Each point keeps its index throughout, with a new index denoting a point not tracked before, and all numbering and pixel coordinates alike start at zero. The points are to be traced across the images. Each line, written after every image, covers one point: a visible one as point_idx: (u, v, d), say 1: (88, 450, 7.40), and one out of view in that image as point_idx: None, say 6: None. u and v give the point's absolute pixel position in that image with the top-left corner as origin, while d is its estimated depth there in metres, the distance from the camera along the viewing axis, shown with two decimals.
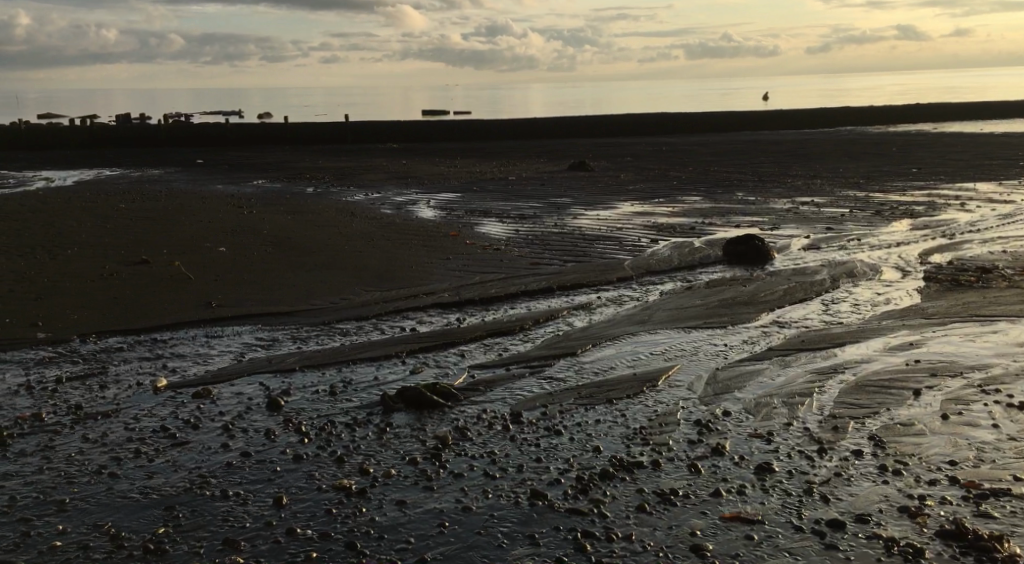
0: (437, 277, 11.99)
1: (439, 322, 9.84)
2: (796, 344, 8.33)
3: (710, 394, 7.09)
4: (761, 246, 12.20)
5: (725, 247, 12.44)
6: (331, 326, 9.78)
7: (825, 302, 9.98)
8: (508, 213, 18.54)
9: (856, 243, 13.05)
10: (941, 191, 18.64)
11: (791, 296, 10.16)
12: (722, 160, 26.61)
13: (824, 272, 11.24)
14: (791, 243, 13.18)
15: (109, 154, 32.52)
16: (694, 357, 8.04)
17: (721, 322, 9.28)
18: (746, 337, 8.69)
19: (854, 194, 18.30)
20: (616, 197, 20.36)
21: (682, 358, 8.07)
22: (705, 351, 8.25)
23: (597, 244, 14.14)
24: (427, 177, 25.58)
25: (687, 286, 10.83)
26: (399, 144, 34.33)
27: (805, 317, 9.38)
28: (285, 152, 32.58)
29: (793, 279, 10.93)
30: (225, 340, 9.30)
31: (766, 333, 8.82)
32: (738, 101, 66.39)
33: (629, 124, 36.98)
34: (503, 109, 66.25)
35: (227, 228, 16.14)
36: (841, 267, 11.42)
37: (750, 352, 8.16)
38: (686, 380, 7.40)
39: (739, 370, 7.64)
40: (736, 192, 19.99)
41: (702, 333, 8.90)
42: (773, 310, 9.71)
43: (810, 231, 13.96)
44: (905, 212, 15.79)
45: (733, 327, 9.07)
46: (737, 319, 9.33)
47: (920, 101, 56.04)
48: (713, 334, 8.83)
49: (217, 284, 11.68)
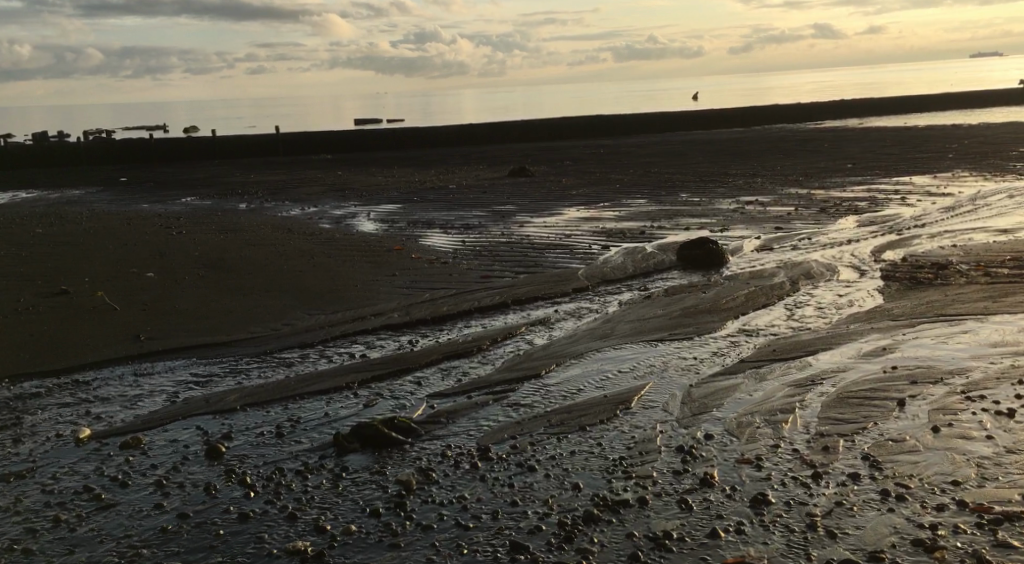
0: (385, 295, 11.42)
1: (390, 345, 9.31)
2: (770, 354, 7.61)
3: (688, 414, 6.49)
4: (716, 250, 11.75)
5: (679, 251, 11.97)
6: (272, 356, 9.29)
7: (789, 305, 9.32)
8: (450, 223, 18.02)
9: (808, 242, 12.60)
10: (883, 186, 18.44)
11: (753, 302, 9.45)
12: (662, 161, 26.30)
13: (782, 273, 10.57)
14: (743, 244, 12.64)
15: (31, 175, 31.40)
16: (664, 372, 7.39)
17: (687, 331, 8.58)
18: (714, 349, 7.93)
19: (797, 192, 18.02)
20: (558, 203, 19.94)
21: (652, 373, 7.41)
22: (676, 365, 7.55)
23: (546, 253, 13.64)
24: (363, 189, 24.97)
25: (645, 295, 10.20)
26: (334, 155, 33.62)
27: (772, 323, 8.66)
28: (216, 167, 31.74)
29: (752, 282, 10.23)
30: (154, 380, 8.96)
31: (735, 342, 8.10)
32: (670, 101, 66.81)
33: (566, 129, 36.61)
34: (439, 116, 65.90)
35: (157, 249, 15.47)
36: (798, 267, 10.85)
37: (721, 365, 7.41)
38: (661, 400, 6.76)
39: (713, 386, 6.94)
40: (679, 193, 19.69)
41: (669, 345, 8.24)
42: (740, 316, 9.00)
43: (760, 231, 13.56)
44: (852, 209, 15.47)
45: (698, 336, 8.39)
46: (703, 328, 8.63)
47: (849, 95, 56.71)
48: (681, 346, 8.17)
49: (148, 313, 11.16)
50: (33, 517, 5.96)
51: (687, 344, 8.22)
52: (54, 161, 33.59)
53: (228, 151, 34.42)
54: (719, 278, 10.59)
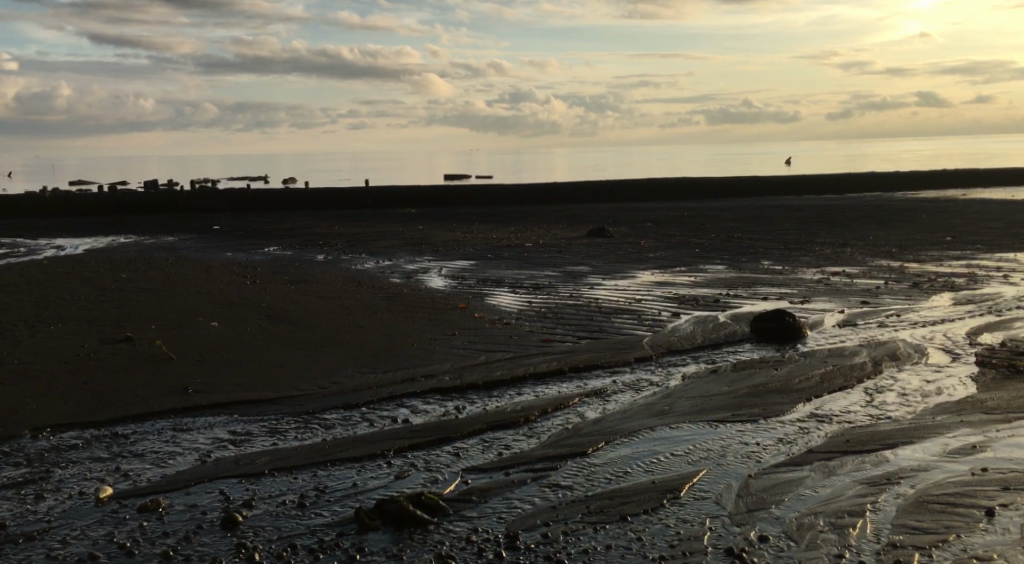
0: (439, 356, 10.97)
1: (435, 411, 8.81)
2: (842, 444, 6.90)
3: (743, 509, 5.84)
4: (793, 322, 11.05)
5: (753, 322, 11.30)
6: (312, 416, 8.85)
7: (868, 389, 8.58)
8: (521, 283, 17.58)
9: (896, 319, 11.79)
10: (982, 261, 17.46)
11: (828, 383, 8.74)
12: (748, 226, 25.55)
13: (864, 352, 9.82)
14: (823, 318, 11.90)
15: (120, 220, 31.99)
16: (722, 458, 6.74)
17: (752, 413, 7.90)
18: (780, 435, 7.24)
19: (888, 264, 17.15)
20: (635, 265, 19.38)
21: (708, 459, 6.77)
22: (736, 451, 6.90)
23: (614, 318, 13.08)
24: (440, 244, 24.77)
25: (712, 369, 9.56)
26: (416, 209, 33.59)
27: (847, 409, 7.94)
28: (300, 217, 31.97)
29: (829, 361, 9.51)
30: (189, 436, 8.58)
31: (803, 428, 7.41)
32: (762, 165, 65.81)
33: (652, 189, 36.06)
34: (526, 173, 66.03)
35: (224, 298, 15.30)
36: (881, 346, 10.09)
37: (787, 455, 6.73)
38: (715, 490, 6.12)
39: (774, 478, 6.27)
40: (761, 260, 18.96)
41: (731, 427, 7.58)
42: (812, 399, 8.29)
43: (845, 304, 12.78)
44: (946, 285, 14.58)
45: (764, 419, 7.71)
46: (770, 410, 7.95)
47: (949, 164, 55.04)
48: (744, 429, 7.50)
49: (199, 364, 10.85)
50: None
51: (750, 427, 7.55)
52: (144, 206, 34.21)
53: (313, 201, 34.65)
54: (794, 354, 9.89)
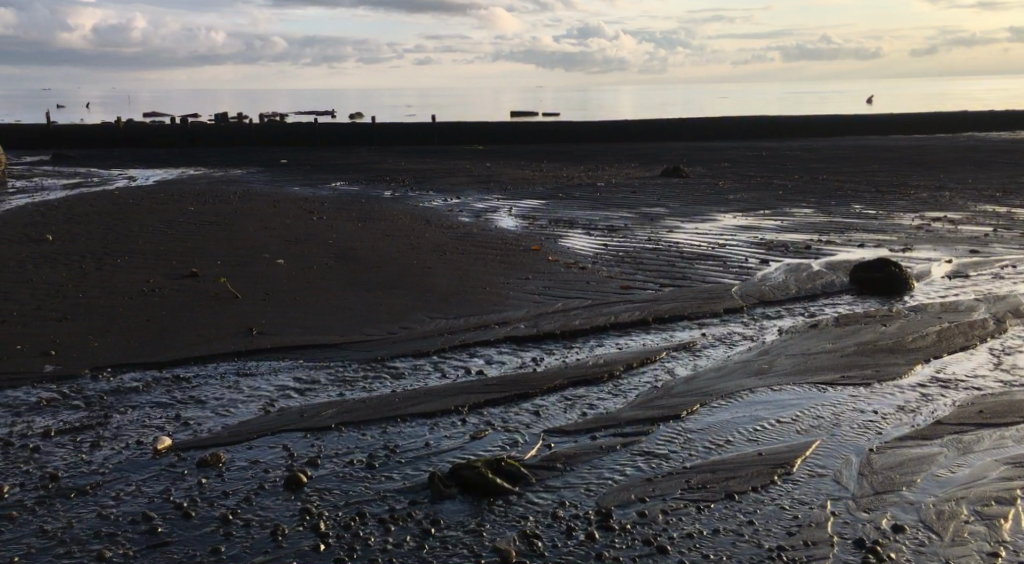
0: (513, 302, 10.39)
1: (511, 363, 8.24)
2: (972, 418, 6.26)
3: (870, 491, 5.38)
4: (899, 272, 10.24)
5: (853, 273, 10.51)
6: (381, 362, 8.28)
7: (993, 350, 7.80)
8: (596, 225, 16.85)
9: (1012, 270, 10.91)
10: None
11: (947, 341, 7.98)
12: (834, 168, 24.41)
13: (984, 308, 9.01)
14: (931, 268, 11.06)
15: (189, 152, 31.74)
16: (834, 431, 6.11)
17: (864, 375, 7.21)
18: (899, 403, 6.57)
19: (992, 210, 16.09)
20: (716, 208, 18.52)
21: (818, 429, 6.15)
22: (849, 422, 6.26)
23: (697, 264, 12.39)
24: (510, 181, 24.07)
25: (812, 323, 8.83)
26: (485, 146, 32.85)
27: (974, 373, 7.19)
28: (367, 152, 31.40)
29: (946, 317, 8.73)
30: (254, 379, 7.90)
31: (924, 396, 6.71)
32: (840, 104, 63.66)
33: (730, 128, 34.83)
34: (594, 110, 64.75)
35: (291, 235, 14.73)
36: (1000, 301, 9.25)
37: (909, 431, 6.08)
38: (832, 468, 5.64)
39: (902, 456, 5.77)
40: (851, 204, 17.95)
41: (841, 391, 6.91)
42: (930, 360, 7.55)
43: (953, 254, 11.88)
44: None
45: (878, 383, 7.01)
46: (884, 372, 7.25)
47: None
48: (856, 395, 6.81)
49: (265, 305, 10.26)
50: (77, 557, 5.05)
51: (862, 392, 6.87)
52: (214, 139, 33.93)
53: (380, 135, 34.05)
54: (904, 308, 9.11)
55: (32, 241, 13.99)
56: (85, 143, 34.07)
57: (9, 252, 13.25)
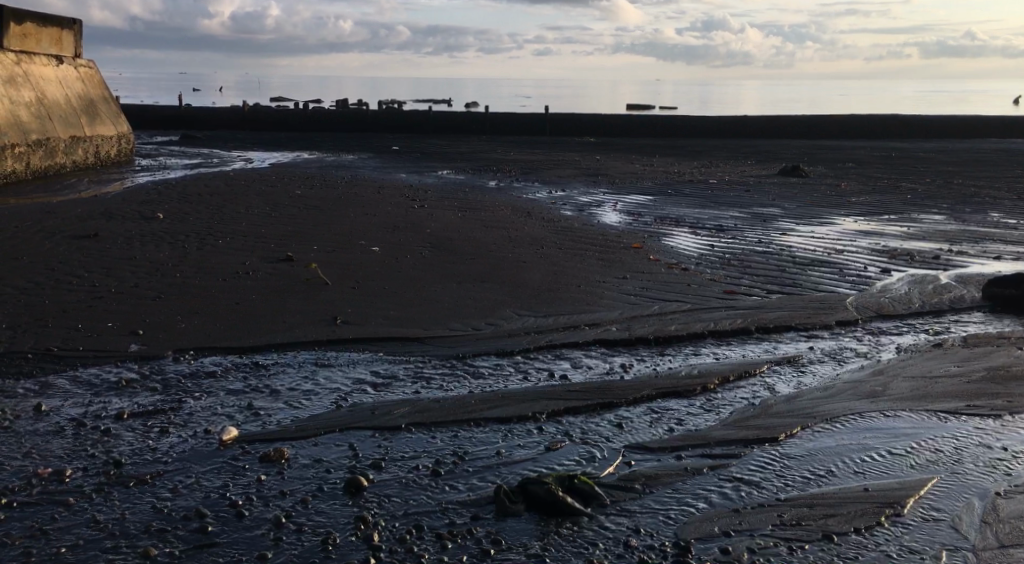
0: (607, 302, 9.95)
1: (597, 368, 7.84)
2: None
3: (994, 545, 4.91)
4: None
5: (986, 290, 11.07)
6: (461, 359, 7.87)
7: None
8: (704, 224, 16.29)
9: None
10: None
11: None
12: (965, 172, 23.16)
13: None
14: None
15: (307, 137, 31.94)
16: (955, 473, 5.79)
17: (993, 406, 7.16)
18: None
19: None
20: (835, 213, 17.71)
21: (939, 468, 5.86)
22: (972, 463, 5.95)
23: (811, 270, 12.48)
24: (620, 176, 23.57)
25: (933, 344, 9.07)
26: (598, 138, 32.37)
27: None
28: (480, 142, 31.19)
29: None
30: (331, 371, 7.37)
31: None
32: (971, 103, 60.90)
33: (855, 128, 33.51)
34: (711, 106, 63.54)
35: (390, 222, 14.24)
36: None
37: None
38: (951, 513, 5.20)
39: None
40: (981, 217, 17.00)
41: (967, 423, 6.79)
42: None
43: None
44: None
45: (1010, 416, 6.94)
46: (1013, 403, 7.22)
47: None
48: (981, 427, 6.66)
49: (356, 291, 9.71)
50: (124, 555, 4.79)
51: (988, 422, 6.76)
52: (331, 124, 34.14)
53: (493, 124, 33.79)
54: None
55: (143, 218, 13.77)
56: (212, 126, 34.63)
57: (111, 227, 12.86)
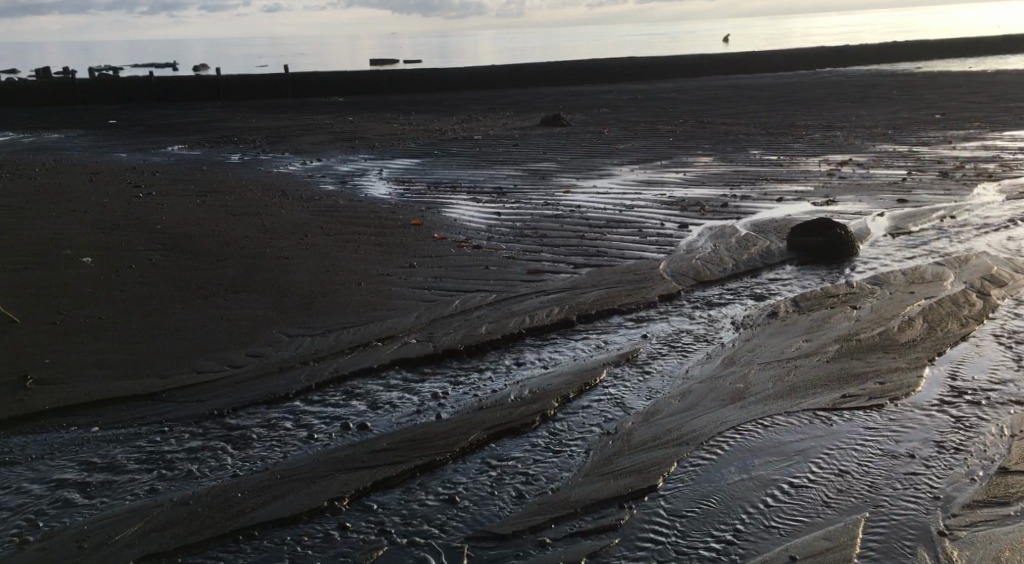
0: (395, 304, 8.23)
1: (404, 406, 6.15)
2: (996, 491, 5.01)
3: None
4: (846, 236, 9.27)
5: (792, 239, 9.47)
6: (212, 421, 6.10)
7: (999, 339, 6.78)
8: (481, 188, 14.82)
9: (953, 240, 9.61)
10: (1001, 152, 15.19)
11: (944, 335, 6.85)
12: (721, 108, 22.85)
13: (955, 281, 8.06)
14: (868, 224, 10.36)
15: (12, 114, 27.95)
16: (881, 513, 4.88)
17: (874, 391, 6.02)
18: (940, 440, 5.46)
19: (898, 160, 14.82)
20: (609, 162, 16.74)
21: (861, 507, 4.93)
22: (889, 492, 5.03)
23: (609, 233, 11.01)
24: (375, 137, 21.76)
25: (767, 313, 7.52)
26: (345, 97, 30.14)
27: (991, 377, 6.16)
28: (215, 110, 28.37)
29: (923, 299, 7.63)
30: (20, 474, 5.54)
31: (959, 421, 5.64)
32: (699, 44, 62.56)
33: (603, 70, 32.93)
34: (455, 56, 62.04)
35: (108, 219, 11.80)
36: (969, 266, 8.48)
37: (954, 523, 4.81)
38: None
39: (999, 540, 4.68)
40: (749, 154, 16.46)
41: (856, 416, 5.75)
42: (938, 362, 6.40)
43: (876, 220, 10.58)
44: (981, 189, 12.30)
45: (896, 403, 5.86)
46: (899, 387, 6.05)
47: (887, 38, 52.21)
48: (872, 428, 5.61)
49: (63, 328, 7.54)
50: None
51: (875, 418, 5.72)
52: (43, 99, 30.08)
53: (230, 88, 30.80)
54: (870, 289, 7.94)
55: None
56: None
57: None
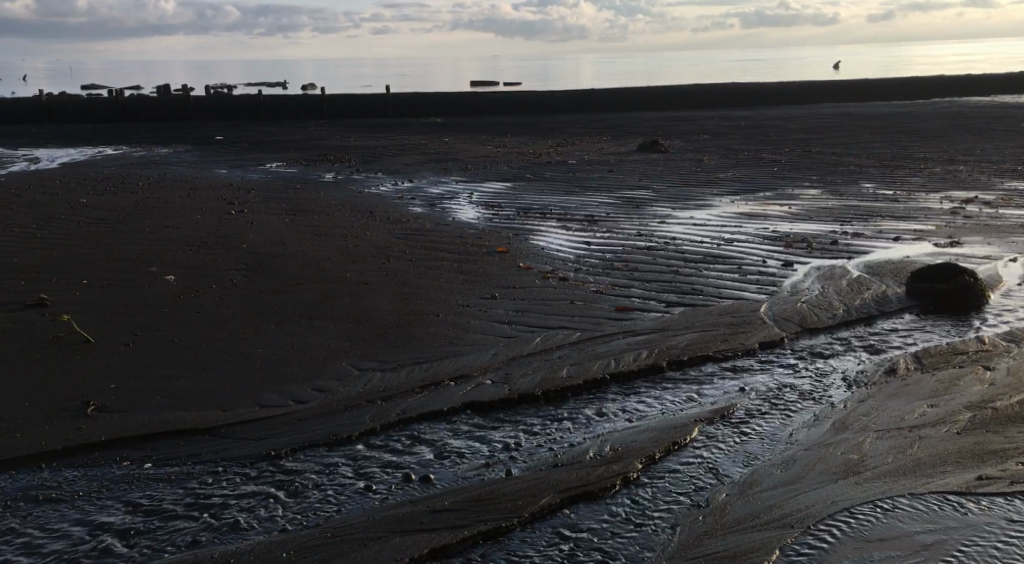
0: (473, 339, 7.69)
1: (474, 458, 5.58)
2: None
3: None
4: (971, 284, 8.41)
5: (910, 285, 8.64)
6: (268, 464, 5.61)
7: None
8: (572, 215, 14.24)
9: None
10: None
11: None
12: (829, 138, 21.84)
13: None
14: (994, 271, 9.46)
15: (119, 129, 28.35)
16: None
17: (1013, 473, 5.24)
18: None
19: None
20: (710, 191, 15.99)
21: None
22: None
23: (706, 269, 10.30)
24: (470, 159, 21.36)
25: (883, 370, 6.75)
26: (443, 118, 29.90)
27: None
28: (313, 128, 28.40)
29: None
30: (64, 515, 5.15)
31: None
32: (804, 71, 60.99)
33: (705, 96, 32.05)
34: (555, 79, 61.68)
35: (193, 235, 11.56)
36: None
37: None
38: None
39: None
40: (860, 188, 15.55)
41: (995, 505, 4.99)
42: None
43: (1004, 266, 9.66)
44: None
45: None
46: None
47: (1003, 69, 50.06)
48: (1013, 521, 4.85)
49: (130, 352, 7.15)
50: None
51: (1017, 509, 4.95)
52: (149, 113, 30.54)
53: (329, 106, 30.83)
54: (1000, 347, 7.10)
55: None
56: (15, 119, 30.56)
57: None
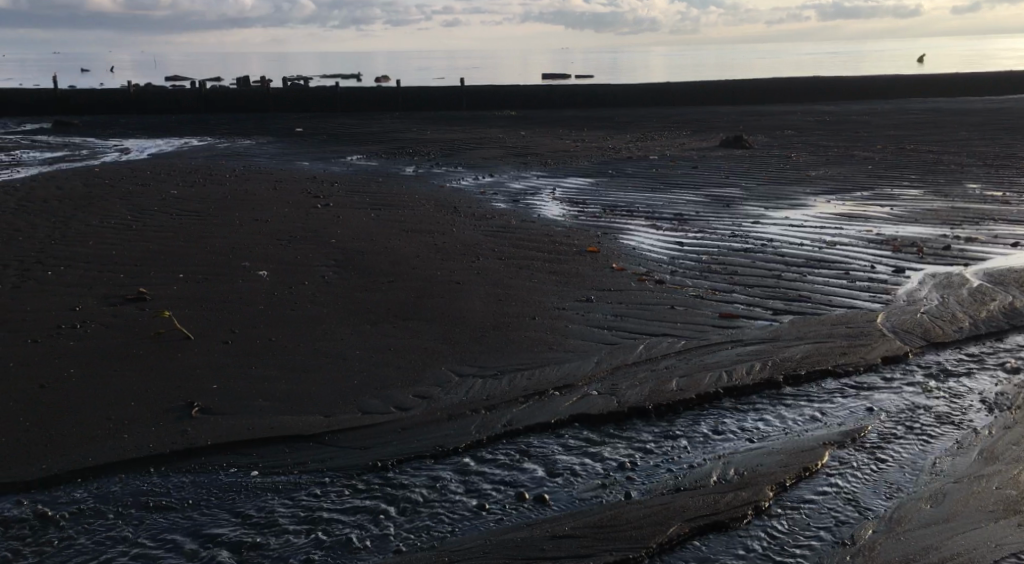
0: (576, 344, 7.35)
1: (592, 476, 5.23)
2: None
3: None
4: None
5: None
6: (376, 476, 5.33)
7: None
8: (662, 213, 13.81)
9: None
10: None
11: None
12: (922, 135, 21.04)
13: None
14: None
15: (200, 120, 28.49)
16: None
17: None
18: None
19: None
20: (803, 190, 15.42)
21: None
22: None
23: (810, 273, 9.82)
24: (549, 153, 21.00)
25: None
26: (519, 111, 29.54)
27: None
28: (390, 120, 28.25)
29: None
30: (173, 526, 4.92)
31: None
32: (884, 64, 59.48)
33: (786, 90, 31.24)
34: (628, 72, 60.99)
35: (281, 229, 11.37)
36: None
37: None
38: None
39: None
40: (963, 189, 14.88)
41: None
42: None
43: None
44: None
45: None
46: None
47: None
48: None
49: (228, 351, 6.93)
50: None
51: None
52: (228, 105, 30.64)
53: (406, 98, 30.66)
54: None
55: None
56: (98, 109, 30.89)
57: None
